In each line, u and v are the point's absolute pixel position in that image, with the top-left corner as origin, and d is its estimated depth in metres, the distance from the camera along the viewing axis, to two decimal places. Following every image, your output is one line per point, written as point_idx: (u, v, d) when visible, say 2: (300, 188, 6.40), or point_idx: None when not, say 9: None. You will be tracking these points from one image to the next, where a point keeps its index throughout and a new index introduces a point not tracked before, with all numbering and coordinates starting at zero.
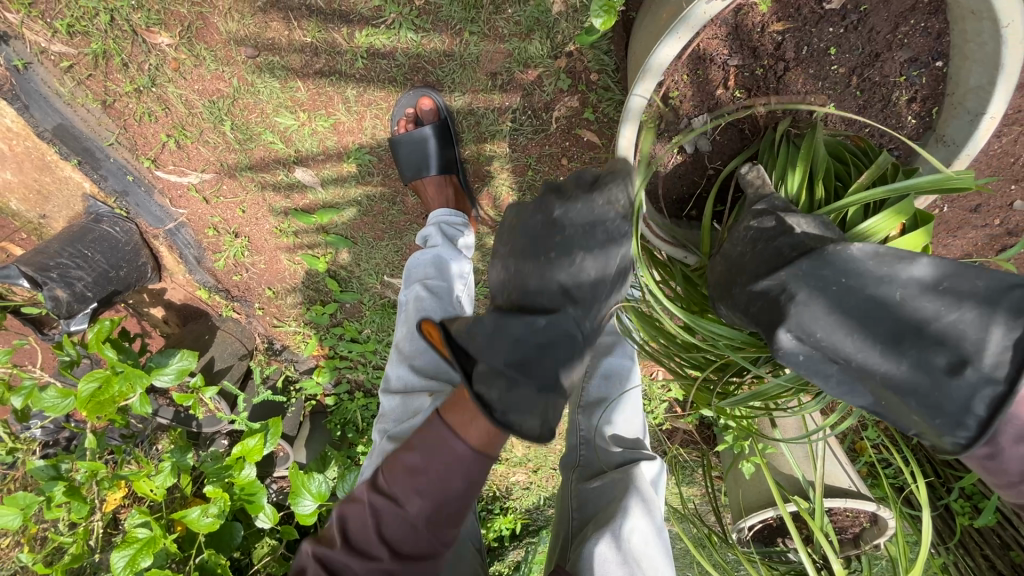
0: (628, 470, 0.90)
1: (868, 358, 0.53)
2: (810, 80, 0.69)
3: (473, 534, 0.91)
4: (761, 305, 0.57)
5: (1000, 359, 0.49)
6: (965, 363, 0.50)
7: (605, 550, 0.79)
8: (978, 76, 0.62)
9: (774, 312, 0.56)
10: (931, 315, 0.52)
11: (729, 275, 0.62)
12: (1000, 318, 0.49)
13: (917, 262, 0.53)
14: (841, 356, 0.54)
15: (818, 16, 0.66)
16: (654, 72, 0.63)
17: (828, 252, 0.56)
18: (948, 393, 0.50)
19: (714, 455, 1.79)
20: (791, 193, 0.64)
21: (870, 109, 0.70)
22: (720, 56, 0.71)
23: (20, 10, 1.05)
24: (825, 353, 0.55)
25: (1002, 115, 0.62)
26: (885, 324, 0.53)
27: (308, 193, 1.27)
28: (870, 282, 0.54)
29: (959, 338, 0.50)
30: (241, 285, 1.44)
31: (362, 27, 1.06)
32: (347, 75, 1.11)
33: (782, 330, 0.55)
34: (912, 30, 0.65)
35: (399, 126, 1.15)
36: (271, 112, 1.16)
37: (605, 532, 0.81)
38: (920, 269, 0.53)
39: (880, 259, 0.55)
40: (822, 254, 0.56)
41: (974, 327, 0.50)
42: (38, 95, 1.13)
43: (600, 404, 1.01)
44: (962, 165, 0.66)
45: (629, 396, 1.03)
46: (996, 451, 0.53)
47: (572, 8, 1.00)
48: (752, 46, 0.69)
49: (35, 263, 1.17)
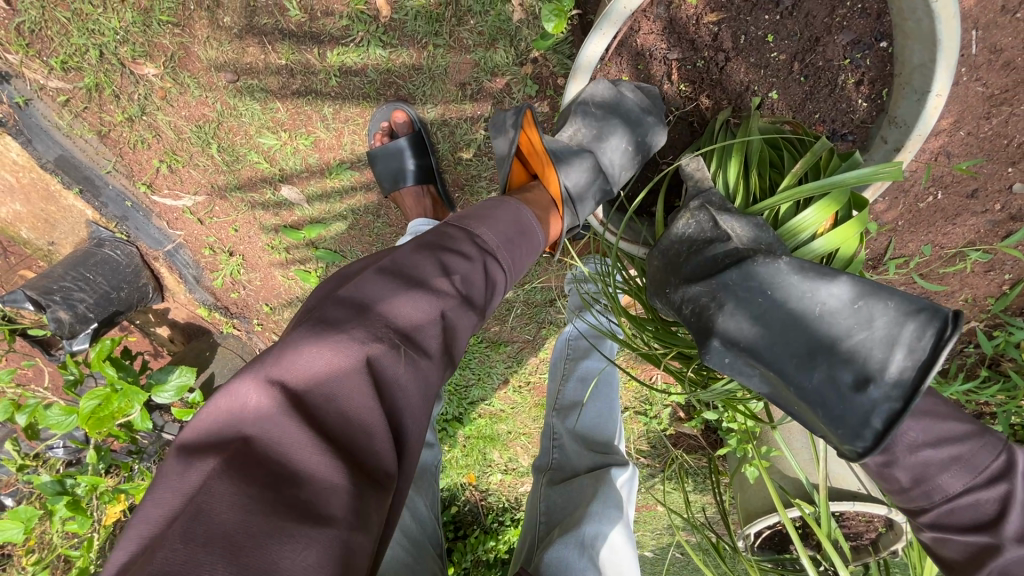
0: (598, 474, 0.92)
1: (784, 369, 0.57)
2: (753, 68, 0.76)
3: (436, 539, 0.94)
4: (693, 310, 0.60)
5: (900, 379, 0.54)
6: (869, 381, 0.54)
7: (564, 551, 0.82)
8: (919, 53, 0.64)
9: (704, 317, 0.59)
10: (843, 334, 0.56)
11: (665, 273, 0.65)
12: (903, 342, 0.54)
13: (838, 280, 0.57)
14: (760, 364, 0.58)
15: (750, 6, 0.74)
16: (585, 67, 0.77)
17: (759, 262, 0.58)
18: (853, 408, 0.54)
19: (722, 460, 1.74)
20: (729, 184, 0.68)
21: (817, 93, 0.75)
22: (661, 51, 0.80)
23: (19, 51, 1.13)
24: (749, 361, 0.58)
25: (948, 92, 0.63)
26: (803, 339, 0.57)
27: (295, 210, 1.31)
28: (795, 296, 0.57)
29: (865, 357, 0.55)
30: (240, 301, 1.46)
31: (333, 46, 1.09)
32: (323, 94, 1.15)
33: (711, 338, 0.58)
34: (849, 13, 0.71)
35: (376, 140, 1.17)
36: (255, 133, 1.20)
37: (568, 535, 0.83)
38: (840, 287, 0.57)
39: (805, 274, 0.58)
40: (754, 264, 0.58)
41: (878, 348, 0.55)
42: (41, 130, 1.21)
43: (574, 407, 1.05)
44: (916, 145, 0.67)
45: (604, 401, 1.05)
46: (892, 459, 0.62)
47: (532, 15, 1.02)
48: (689, 38, 0.78)
49: (40, 287, 1.24)
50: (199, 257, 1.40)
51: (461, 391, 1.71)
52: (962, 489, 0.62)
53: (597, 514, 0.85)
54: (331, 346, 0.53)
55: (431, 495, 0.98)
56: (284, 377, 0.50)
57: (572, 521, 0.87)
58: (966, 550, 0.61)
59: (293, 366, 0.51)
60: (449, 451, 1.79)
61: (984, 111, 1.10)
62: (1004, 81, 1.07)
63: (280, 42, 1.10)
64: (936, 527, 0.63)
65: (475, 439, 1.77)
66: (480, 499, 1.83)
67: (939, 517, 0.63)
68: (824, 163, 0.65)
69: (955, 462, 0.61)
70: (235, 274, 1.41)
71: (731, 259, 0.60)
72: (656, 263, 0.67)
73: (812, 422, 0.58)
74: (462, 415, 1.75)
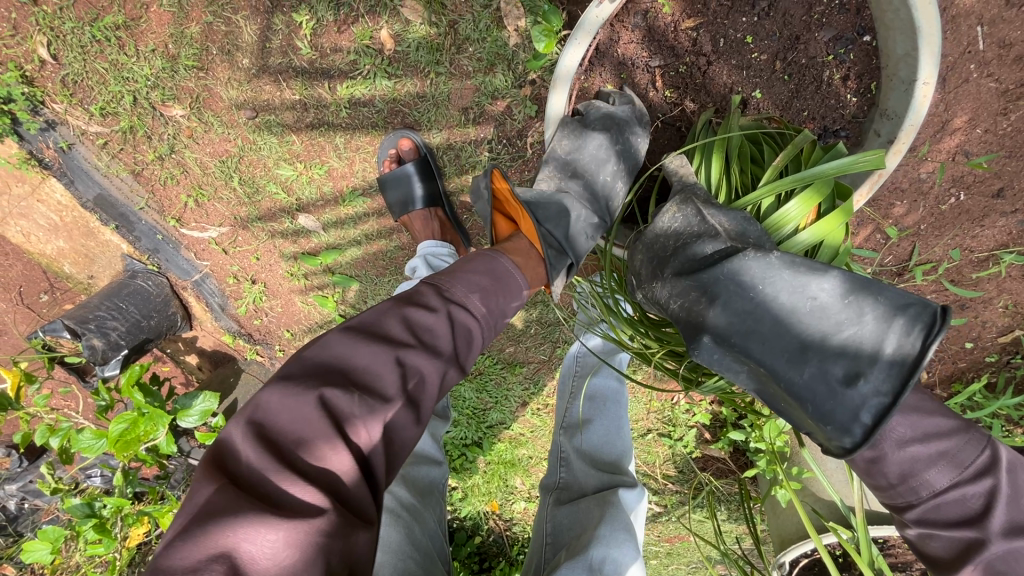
0: (605, 495, 0.90)
1: (775, 363, 0.61)
2: (735, 70, 0.78)
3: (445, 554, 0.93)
4: (686, 306, 0.65)
5: (887, 372, 0.57)
6: (858, 376, 0.58)
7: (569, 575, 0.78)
8: (902, 44, 0.65)
9: (696, 312, 0.64)
10: (833, 330, 0.60)
11: (656, 269, 0.70)
12: (889, 336, 0.58)
13: (827, 278, 0.61)
14: (752, 358, 0.62)
15: (727, 10, 0.76)
16: (564, 78, 0.78)
17: (749, 259, 0.63)
18: (840, 400, 0.58)
19: (753, 484, 1.66)
20: (713, 183, 0.72)
21: (804, 90, 0.76)
22: (643, 60, 0.81)
23: (64, 101, 1.23)
24: (738, 358, 0.63)
25: (934, 79, 0.63)
26: (795, 334, 0.61)
27: (312, 237, 1.36)
28: (785, 292, 0.62)
29: (855, 352, 0.58)
30: (262, 328, 1.51)
31: (342, 80, 1.15)
32: (335, 125, 1.21)
33: (703, 335, 0.63)
34: (827, 10, 0.73)
35: (384, 166, 1.22)
36: (273, 165, 1.27)
37: (573, 557, 0.80)
38: (829, 284, 0.61)
39: (795, 272, 0.62)
40: (741, 263, 0.63)
41: (867, 343, 0.58)
42: (82, 171, 1.31)
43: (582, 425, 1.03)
44: (908, 135, 0.67)
45: (612, 419, 1.03)
46: (880, 455, 0.67)
47: (528, 39, 1.06)
48: (670, 46, 0.79)
49: (77, 316, 1.32)
50: (224, 286, 1.46)
51: (479, 415, 1.69)
52: (948, 484, 0.66)
53: (606, 535, 0.82)
54: (339, 398, 0.56)
55: (439, 512, 0.98)
56: (297, 416, 0.55)
57: (579, 540, 0.85)
58: (952, 545, 0.66)
59: (299, 404, 0.55)
60: (469, 479, 1.76)
61: (999, 107, 1.07)
62: (1017, 75, 1.04)
63: (294, 78, 1.17)
64: (922, 523, 0.67)
65: (496, 465, 1.74)
66: (505, 528, 1.79)
67: (927, 513, 0.67)
68: (805, 156, 0.70)
69: (942, 458, 0.66)
70: (257, 301, 1.47)
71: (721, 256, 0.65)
72: (643, 264, 0.72)
73: (801, 418, 0.62)
74: (481, 440, 1.72)
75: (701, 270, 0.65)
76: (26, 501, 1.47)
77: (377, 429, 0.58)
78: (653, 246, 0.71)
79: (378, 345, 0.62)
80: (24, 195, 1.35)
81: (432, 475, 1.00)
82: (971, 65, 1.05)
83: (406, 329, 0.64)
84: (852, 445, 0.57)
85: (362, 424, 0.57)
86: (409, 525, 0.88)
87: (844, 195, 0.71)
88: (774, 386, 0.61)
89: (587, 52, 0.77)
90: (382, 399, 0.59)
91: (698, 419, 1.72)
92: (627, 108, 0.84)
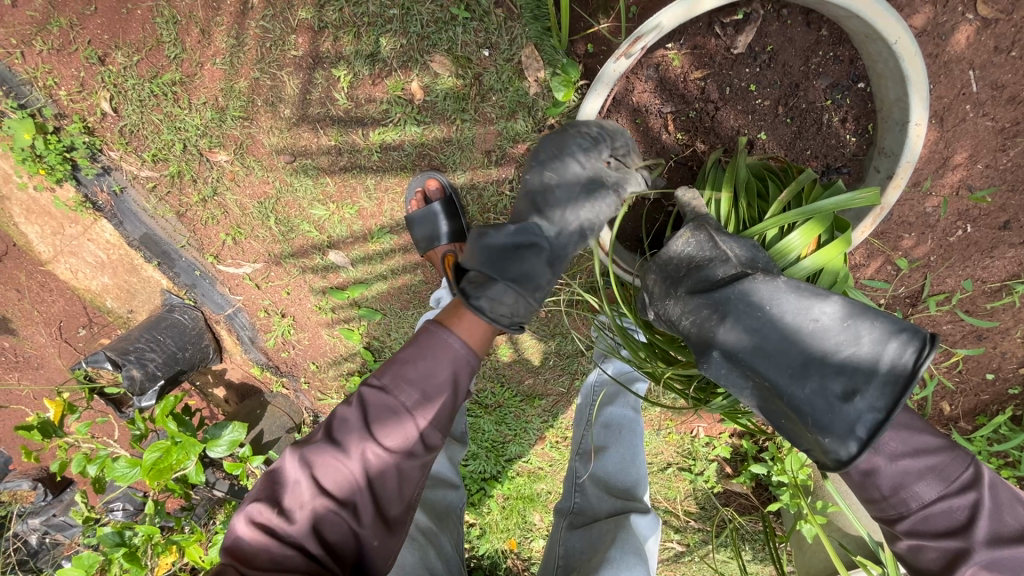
0: (618, 522, 0.92)
1: (779, 379, 0.65)
2: (741, 115, 0.84)
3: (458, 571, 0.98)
4: (697, 323, 0.69)
5: (881, 391, 0.62)
6: (855, 393, 0.63)
7: None
8: (893, 90, 0.71)
9: (707, 329, 0.68)
10: (833, 350, 0.65)
11: (668, 288, 0.74)
12: (884, 356, 0.63)
13: (829, 300, 0.66)
14: (757, 374, 0.67)
15: (731, 62, 0.82)
16: (583, 124, 0.83)
17: (757, 281, 0.68)
18: (837, 417, 0.63)
19: (776, 519, 1.64)
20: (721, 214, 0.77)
21: (805, 132, 0.82)
22: (655, 107, 0.87)
23: (119, 149, 1.32)
24: (744, 374, 0.68)
25: (925, 120, 0.69)
26: (798, 352, 0.65)
27: (341, 272, 1.43)
28: (790, 313, 0.66)
29: (853, 370, 0.64)
30: (289, 360, 1.57)
31: (374, 127, 1.24)
32: (367, 167, 1.30)
33: (712, 351, 0.68)
34: (823, 60, 0.79)
35: (412, 205, 1.29)
36: (308, 205, 1.36)
37: None
38: (831, 306, 0.66)
39: (800, 293, 0.67)
40: (750, 284, 0.68)
41: (864, 362, 0.64)
42: (132, 213, 1.41)
43: (598, 452, 1.06)
44: (905, 170, 0.72)
45: (629, 447, 1.05)
46: (874, 470, 0.75)
47: (546, 88, 1.14)
48: (680, 94, 0.85)
49: (119, 348, 1.39)
50: (255, 319, 1.53)
51: (497, 448, 1.71)
52: (937, 497, 0.74)
53: (616, 558, 0.83)
54: (310, 464, 0.73)
55: (455, 535, 1.01)
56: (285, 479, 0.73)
57: (592, 564, 0.87)
58: (939, 557, 0.74)
59: (295, 472, 0.73)
60: (487, 515, 1.75)
61: (997, 143, 1.12)
62: (1012, 114, 1.09)
63: (330, 127, 1.26)
64: (912, 535, 0.75)
65: (514, 500, 1.74)
66: (524, 565, 1.77)
67: (915, 525, 0.75)
68: (807, 192, 0.75)
69: (931, 472, 0.75)
70: (286, 334, 1.53)
71: (730, 278, 0.70)
72: (653, 281, 0.77)
73: (799, 432, 0.66)
74: (500, 473, 1.73)
75: (710, 290, 0.70)
76: (48, 535, 1.60)
77: (345, 485, 0.73)
78: (664, 266, 0.76)
79: (336, 420, 0.76)
80: (76, 236, 1.45)
81: (450, 498, 1.03)
82: (966, 106, 1.09)
83: (355, 403, 0.76)
84: (847, 457, 0.62)
85: (332, 474, 0.73)
86: (426, 548, 0.91)
87: (842, 228, 0.76)
88: (777, 400, 0.66)
89: (605, 101, 0.84)
90: (349, 459, 0.73)
91: (718, 452, 1.71)
92: (642, 151, 0.89)
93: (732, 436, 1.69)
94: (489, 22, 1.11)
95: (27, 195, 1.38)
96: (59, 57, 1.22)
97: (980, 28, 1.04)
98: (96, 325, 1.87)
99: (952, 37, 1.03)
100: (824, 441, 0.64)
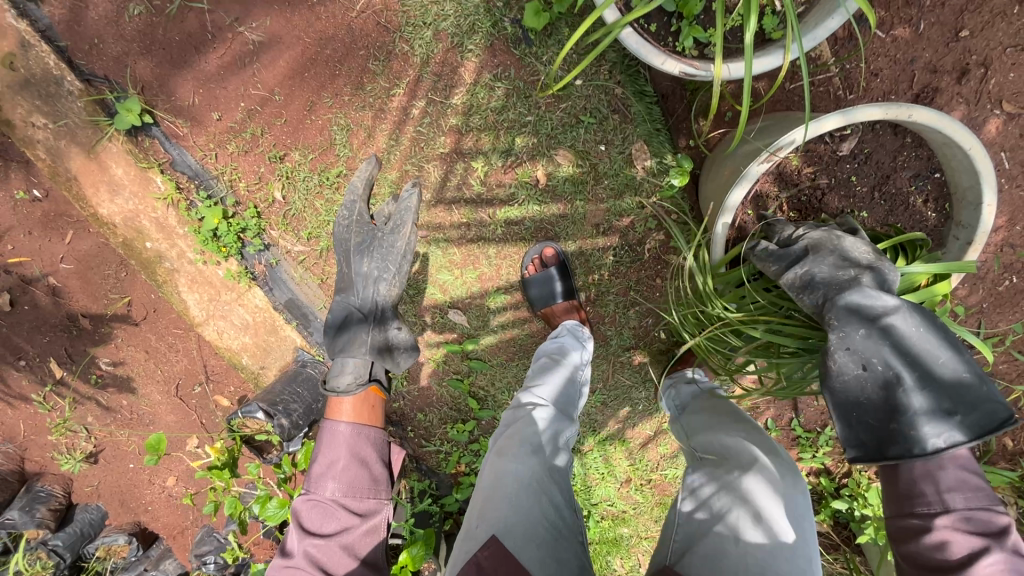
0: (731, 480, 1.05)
1: (907, 376, 0.78)
2: (843, 199, 0.99)
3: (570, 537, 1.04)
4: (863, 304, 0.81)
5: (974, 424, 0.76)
6: (954, 416, 0.77)
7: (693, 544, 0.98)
8: (966, 179, 0.90)
9: (873, 310, 0.80)
10: (956, 380, 0.78)
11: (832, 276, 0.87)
12: (989, 405, 0.76)
13: (966, 354, 0.80)
14: (892, 364, 0.79)
15: (834, 159, 0.98)
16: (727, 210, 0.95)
17: (930, 313, 0.81)
18: (932, 420, 0.77)
19: (859, 558, 1.72)
20: None
21: (896, 211, 0.97)
22: (773, 193, 1.02)
23: (278, 228, 1.57)
24: (881, 355, 0.79)
25: (996, 202, 0.87)
26: (930, 369, 0.78)
27: (457, 329, 1.64)
28: (939, 344, 0.79)
29: (963, 399, 0.77)
30: (401, 409, 1.75)
31: (501, 207, 1.48)
32: (490, 239, 1.53)
33: (869, 325, 0.80)
34: (907, 156, 0.96)
35: (529, 268, 1.52)
36: (435, 272, 1.58)
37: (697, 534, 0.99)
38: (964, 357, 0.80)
39: (951, 338, 0.80)
40: (921, 309, 0.81)
41: (975, 399, 0.77)
42: (282, 281, 1.64)
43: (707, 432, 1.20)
44: (982, 238, 0.90)
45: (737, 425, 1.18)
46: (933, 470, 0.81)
47: (651, 173, 1.40)
48: (794, 183, 1.00)
49: (268, 398, 1.57)
50: None
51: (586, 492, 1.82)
52: (964, 506, 0.78)
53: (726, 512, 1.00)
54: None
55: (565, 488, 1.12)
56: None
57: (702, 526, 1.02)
58: (943, 551, 0.77)
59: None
60: None
61: None
62: None
63: (463, 207, 1.50)
64: (938, 533, 0.79)
65: (601, 543, 1.83)
66: None
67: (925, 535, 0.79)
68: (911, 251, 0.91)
69: (965, 486, 0.79)
70: (401, 384, 1.72)
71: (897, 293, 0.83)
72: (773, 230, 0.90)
73: (890, 416, 0.79)
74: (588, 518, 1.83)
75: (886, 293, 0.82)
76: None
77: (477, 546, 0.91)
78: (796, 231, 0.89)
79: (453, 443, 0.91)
80: (229, 302, 1.67)
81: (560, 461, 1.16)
82: (1001, 181, 1.32)
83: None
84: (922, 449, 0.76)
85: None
86: (538, 495, 1.05)
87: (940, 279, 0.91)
88: (895, 387, 0.79)
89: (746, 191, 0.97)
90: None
91: None
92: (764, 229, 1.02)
93: (809, 476, 1.79)
94: (606, 124, 1.38)
95: (196, 267, 1.62)
96: (245, 157, 1.48)
97: (1007, 120, 1.27)
98: (211, 382, 2.05)
99: (984, 127, 1.28)
100: (907, 432, 0.77)
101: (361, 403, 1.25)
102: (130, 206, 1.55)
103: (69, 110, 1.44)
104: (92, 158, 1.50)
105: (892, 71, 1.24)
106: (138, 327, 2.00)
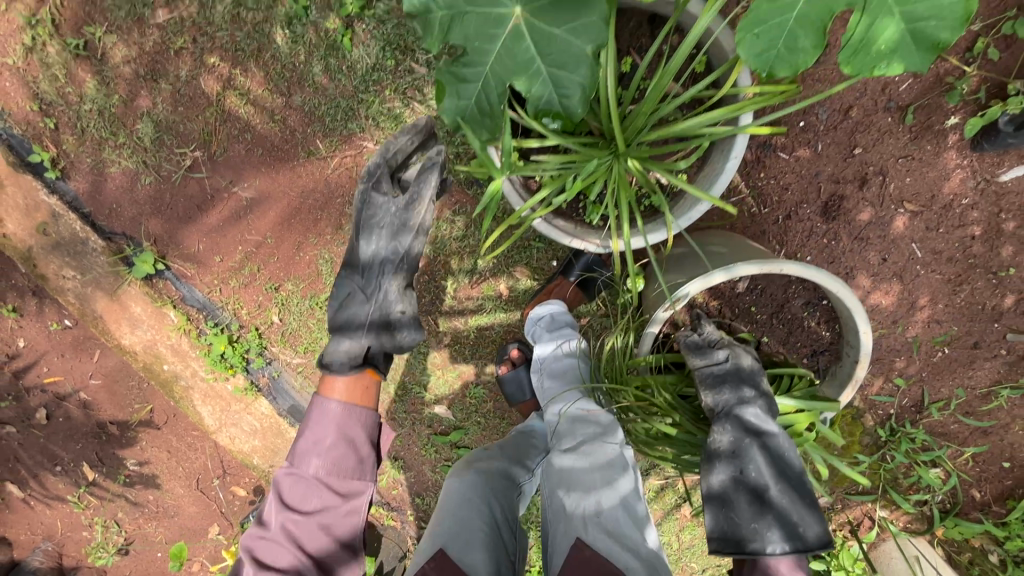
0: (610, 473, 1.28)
1: (766, 495, 0.95)
2: (748, 326, 1.14)
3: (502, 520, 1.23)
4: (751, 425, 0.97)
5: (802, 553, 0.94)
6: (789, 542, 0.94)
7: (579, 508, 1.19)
8: (845, 310, 1.03)
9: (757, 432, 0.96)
10: (803, 517, 0.94)
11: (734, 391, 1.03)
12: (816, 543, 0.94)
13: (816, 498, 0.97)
14: (758, 483, 0.96)
15: (735, 295, 1.13)
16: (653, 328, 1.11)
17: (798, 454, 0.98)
18: (773, 535, 0.94)
19: None
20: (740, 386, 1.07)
21: (794, 334, 1.12)
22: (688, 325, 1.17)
23: (277, 345, 1.75)
24: (752, 470, 0.96)
25: (870, 328, 1.01)
26: (786, 498, 0.95)
27: (444, 422, 1.81)
28: (800, 480, 0.96)
29: (802, 532, 0.94)
30: (399, 495, 1.91)
31: (472, 315, 1.66)
32: (466, 342, 1.71)
33: (750, 442, 0.96)
34: (797, 287, 1.10)
35: (502, 367, 1.68)
36: (419, 373, 1.76)
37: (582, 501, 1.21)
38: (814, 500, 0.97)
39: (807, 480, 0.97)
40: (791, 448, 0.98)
41: (808, 534, 0.94)
42: (284, 390, 1.82)
43: None
44: (866, 358, 1.03)
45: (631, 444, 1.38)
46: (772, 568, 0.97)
47: None
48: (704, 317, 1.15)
49: None
50: None
51: None
52: None
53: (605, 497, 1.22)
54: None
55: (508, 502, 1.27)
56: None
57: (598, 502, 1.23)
58: None
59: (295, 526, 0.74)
60: None
61: (949, 289, 1.47)
62: (954, 270, 1.45)
63: (440, 317, 1.68)
64: None
65: None
66: None
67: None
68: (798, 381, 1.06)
69: None
70: (397, 473, 1.88)
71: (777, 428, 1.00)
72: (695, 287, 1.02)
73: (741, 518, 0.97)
74: None
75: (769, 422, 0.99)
76: None
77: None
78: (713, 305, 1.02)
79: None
80: (239, 411, 1.85)
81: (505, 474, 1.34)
82: (916, 267, 1.46)
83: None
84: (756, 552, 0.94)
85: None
86: (478, 505, 1.21)
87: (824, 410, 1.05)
88: (756, 499, 0.96)
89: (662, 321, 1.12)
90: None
91: None
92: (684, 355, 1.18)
93: None
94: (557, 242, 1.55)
95: (208, 383, 1.81)
96: (245, 289, 1.68)
97: (912, 216, 1.42)
98: (228, 475, 2.21)
99: (892, 224, 1.42)
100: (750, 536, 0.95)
101: (355, 384, 1.23)
102: (148, 336, 1.75)
103: (95, 262, 1.66)
104: (115, 299, 1.71)
105: (801, 185, 1.40)
106: (159, 429, 2.18)
